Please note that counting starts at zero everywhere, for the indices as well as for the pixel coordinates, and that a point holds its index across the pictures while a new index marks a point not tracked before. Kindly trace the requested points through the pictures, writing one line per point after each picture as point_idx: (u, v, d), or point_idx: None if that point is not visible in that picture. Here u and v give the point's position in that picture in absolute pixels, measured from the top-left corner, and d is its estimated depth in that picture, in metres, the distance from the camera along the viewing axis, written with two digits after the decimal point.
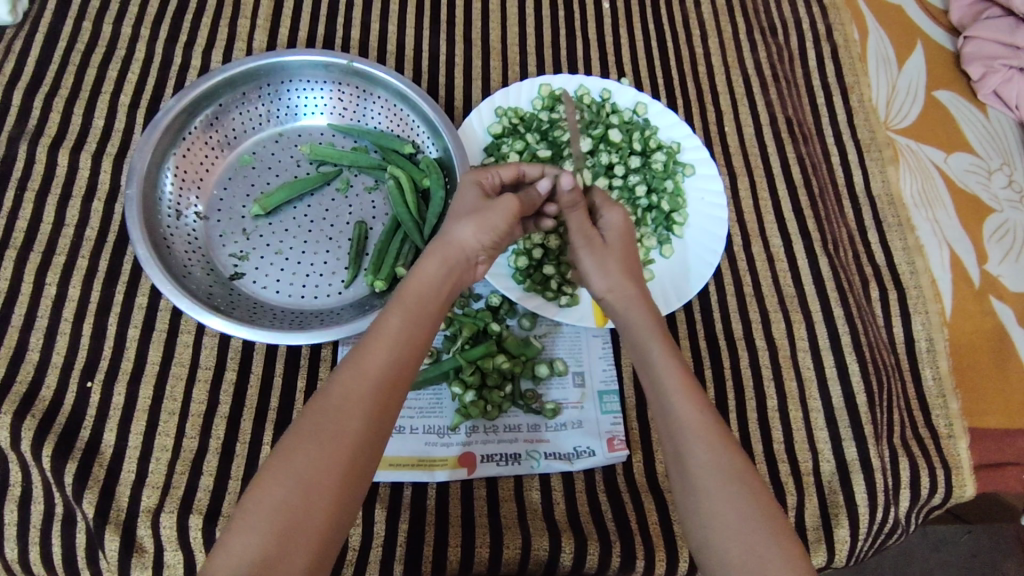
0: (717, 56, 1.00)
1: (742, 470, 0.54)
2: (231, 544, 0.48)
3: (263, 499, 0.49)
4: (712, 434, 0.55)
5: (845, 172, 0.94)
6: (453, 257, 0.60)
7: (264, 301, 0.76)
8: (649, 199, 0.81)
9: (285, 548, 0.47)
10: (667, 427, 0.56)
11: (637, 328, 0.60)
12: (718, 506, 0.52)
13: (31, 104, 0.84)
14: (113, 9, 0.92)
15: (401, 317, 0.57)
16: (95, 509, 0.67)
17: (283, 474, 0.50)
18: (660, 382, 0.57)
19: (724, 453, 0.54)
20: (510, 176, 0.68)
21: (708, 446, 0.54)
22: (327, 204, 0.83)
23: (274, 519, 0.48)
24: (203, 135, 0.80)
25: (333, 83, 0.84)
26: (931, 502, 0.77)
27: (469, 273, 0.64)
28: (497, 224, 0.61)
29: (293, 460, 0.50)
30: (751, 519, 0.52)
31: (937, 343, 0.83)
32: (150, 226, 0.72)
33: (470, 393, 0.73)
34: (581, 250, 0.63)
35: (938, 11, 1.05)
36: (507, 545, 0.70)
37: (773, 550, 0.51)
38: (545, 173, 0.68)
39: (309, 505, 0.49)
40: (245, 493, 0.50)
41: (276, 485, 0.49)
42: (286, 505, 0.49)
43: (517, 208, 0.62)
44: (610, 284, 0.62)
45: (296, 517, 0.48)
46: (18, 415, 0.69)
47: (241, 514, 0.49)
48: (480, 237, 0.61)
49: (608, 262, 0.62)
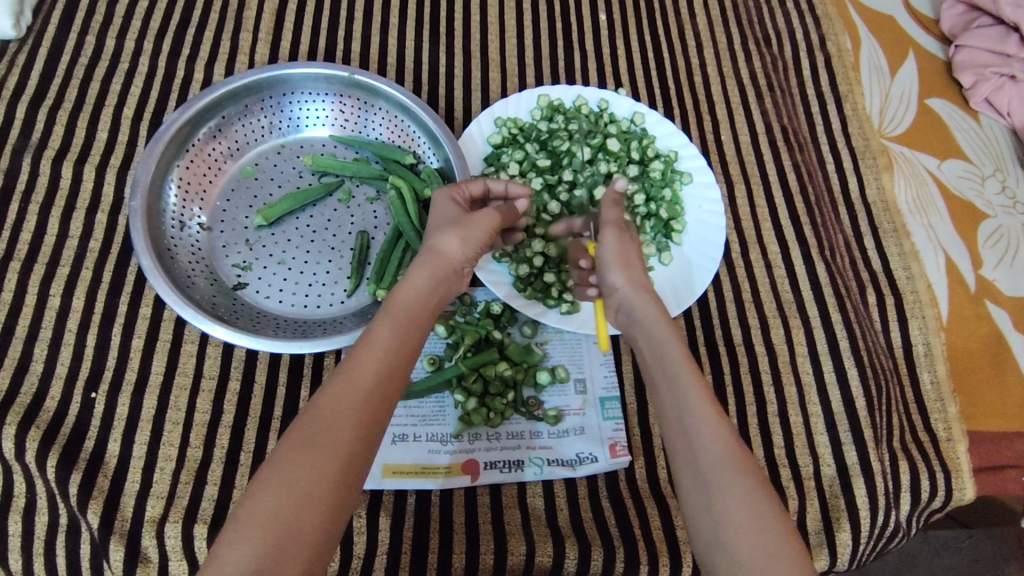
0: (713, 68, 1.02)
1: (752, 471, 0.54)
2: (225, 552, 0.48)
3: (259, 507, 0.49)
4: (725, 435, 0.55)
5: (841, 180, 0.95)
6: (441, 270, 0.61)
7: (268, 311, 0.77)
8: (647, 208, 0.80)
9: (281, 551, 0.48)
10: (679, 428, 0.55)
11: (656, 330, 0.61)
12: (730, 504, 0.52)
13: (35, 118, 0.85)
14: (115, 23, 0.93)
15: (390, 329, 0.58)
16: (100, 519, 0.67)
17: (278, 482, 0.50)
18: (678, 382, 0.57)
19: (737, 455, 0.54)
20: (478, 191, 0.70)
21: (721, 446, 0.54)
22: (329, 214, 0.83)
23: (270, 525, 0.49)
24: (207, 146, 0.81)
25: (335, 95, 0.85)
26: (932, 506, 0.78)
27: (455, 282, 0.65)
28: (479, 238, 0.63)
29: (285, 467, 0.51)
30: (763, 523, 0.51)
31: (934, 348, 0.84)
32: (155, 236, 0.73)
33: (473, 400, 0.74)
34: (609, 233, 0.65)
35: (929, 21, 1.07)
36: (511, 551, 0.70)
37: (780, 552, 0.50)
38: (510, 191, 0.71)
39: (303, 513, 0.49)
40: (240, 503, 0.51)
41: (268, 494, 0.50)
42: (282, 512, 0.49)
43: (496, 221, 0.65)
44: (631, 275, 0.63)
45: (288, 523, 0.49)
46: (23, 425, 0.69)
47: (237, 522, 0.49)
48: (464, 250, 0.62)
49: (629, 253, 0.64)
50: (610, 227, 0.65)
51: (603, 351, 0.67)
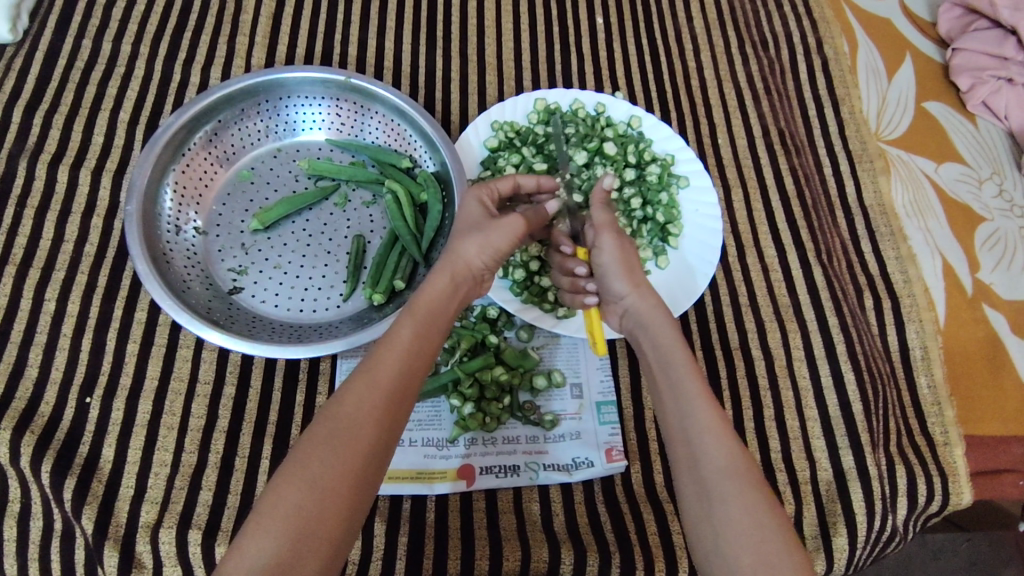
0: (710, 71, 1.02)
1: (757, 481, 0.53)
2: (244, 547, 0.48)
3: (277, 505, 0.49)
4: (731, 444, 0.54)
5: (838, 183, 0.95)
6: (461, 275, 0.61)
7: (263, 315, 0.77)
8: (643, 211, 0.82)
9: (298, 550, 0.48)
10: (685, 434, 0.55)
11: (663, 339, 0.61)
12: (735, 512, 0.52)
13: (31, 121, 0.85)
14: (112, 27, 0.93)
15: (411, 329, 0.57)
16: (94, 525, 0.66)
17: (297, 480, 0.50)
18: (684, 389, 0.57)
19: (742, 463, 0.54)
20: (507, 189, 0.69)
21: (726, 455, 0.54)
22: (325, 218, 0.83)
23: (289, 524, 0.48)
24: (203, 150, 0.80)
25: (331, 99, 0.85)
26: (929, 510, 0.77)
27: (475, 287, 0.65)
28: (499, 244, 0.61)
29: (306, 465, 0.50)
30: (766, 531, 0.51)
31: (931, 351, 0.84)
32: (151, 241, 0.73)
33: (468, 405, 0.74)
34: (607, 239, 0.63)
35: (927, 24, 1.07)
36: (507, 557, 0.70)
37: (782, 560, 0.51)
38: (539, 186, 0.71)
39: (323, 510, 0.49)
40: (259, 499, 0.50)
41: (290, 489, 0.50)
42: (299, 510, 0.49)
43: (522, 228, 0.62)
44: (636, 283, 0.62)
45: (308, 520, 0.49)
46: (18, 430, 0.69)
47: (256, 518, 0.49)
48: (484, 257, 0.62)
49: (631, 259, 0.63)
50: (607, 233, 0.63)
51: (598, 355, 0.67)
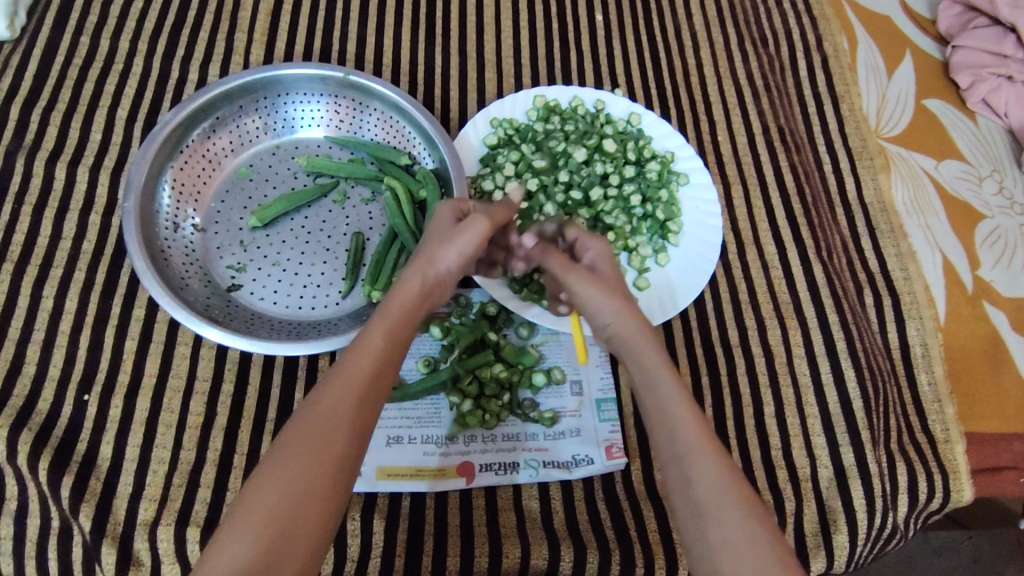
0: (709, 68, 1.01)
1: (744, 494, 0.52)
2: (218, 554, 0.48)
3: (252, 510, 0.49)
4: (715, 454, 0.53)
5: (838, 180, 0.94)
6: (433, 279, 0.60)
7: (262, 312, 0.76)
8: (643, 208, 0.81)
9: (274, 556, 0.48)
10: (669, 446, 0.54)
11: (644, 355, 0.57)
12: (722, 527, 0.51)
13: (29, 118, 0.85)
14: (110, 24, 0.93)
15: (383, 333, 0.56)
16: (92, 522, 0.66)
17: (271, 487, 0.49)
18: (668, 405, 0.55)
19: (727, 477, 0.53)
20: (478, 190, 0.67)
21: (714, 469, 0.52)
22: (324, 215, 0.83)
23: (264, 529, 0.48)
24: (201, 147, 0.80)
25: (330, 96, 0.85)
26: (930, 507, 0.77)
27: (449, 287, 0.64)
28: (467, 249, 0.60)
29: (280, 471, 0.50)
30: (755, 545, 0.50)
31: (932, 348, 0.84)
32: (148, 239, 0.72)
33: (467, 403, 0.74)
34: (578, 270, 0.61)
35: (926, 21, 1.07)
36: (506, 554, 0.69)
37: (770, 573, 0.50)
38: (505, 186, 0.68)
39: (298, 516, 0.49)
40: (235, 503, 0.50)
41: (264, 496, 0.49)
42: (275, 515, 0.49)
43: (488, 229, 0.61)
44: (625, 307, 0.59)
45: (284, 526, 0.48)
46: (16, 427, 0.69)
47: (230, 525, 0.49)
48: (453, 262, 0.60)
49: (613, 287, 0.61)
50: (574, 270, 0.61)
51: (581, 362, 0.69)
